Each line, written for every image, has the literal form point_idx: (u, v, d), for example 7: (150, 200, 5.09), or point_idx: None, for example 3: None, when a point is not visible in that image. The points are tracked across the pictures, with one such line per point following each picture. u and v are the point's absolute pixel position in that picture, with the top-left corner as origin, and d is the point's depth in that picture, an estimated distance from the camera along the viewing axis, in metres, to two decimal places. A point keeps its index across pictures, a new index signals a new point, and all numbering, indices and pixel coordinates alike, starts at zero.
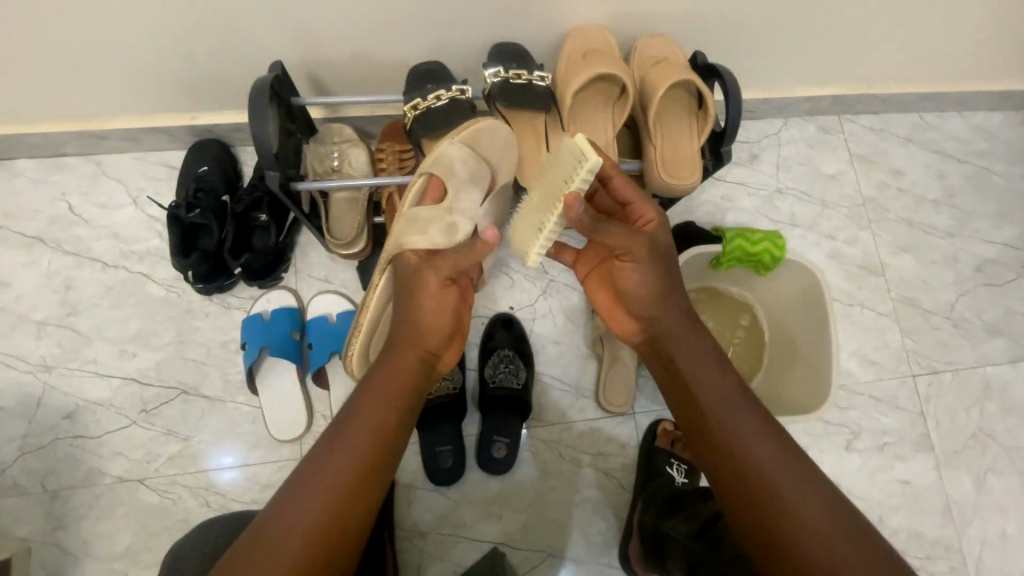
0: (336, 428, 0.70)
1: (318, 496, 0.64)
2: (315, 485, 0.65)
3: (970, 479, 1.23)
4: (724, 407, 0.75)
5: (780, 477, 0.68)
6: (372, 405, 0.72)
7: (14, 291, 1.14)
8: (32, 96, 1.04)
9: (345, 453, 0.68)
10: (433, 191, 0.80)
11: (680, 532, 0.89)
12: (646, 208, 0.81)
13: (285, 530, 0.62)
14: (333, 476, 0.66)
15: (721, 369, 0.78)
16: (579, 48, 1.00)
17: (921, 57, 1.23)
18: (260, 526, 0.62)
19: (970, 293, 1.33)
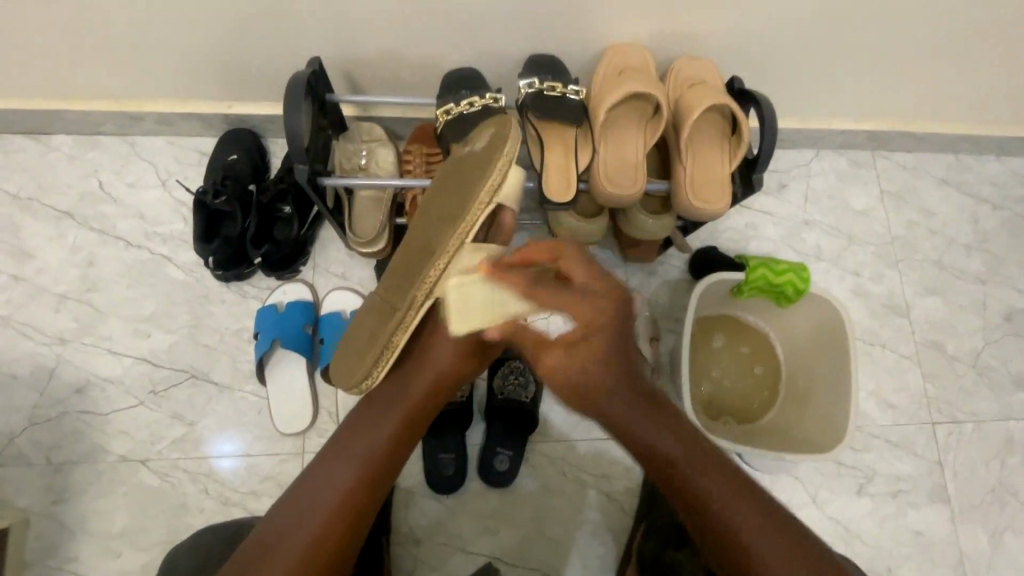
0: (348, 434, 0.77)
1: (324, 502, 0.72)
2: (313, 498, 0.72)
3: (986, 536, 1.18)
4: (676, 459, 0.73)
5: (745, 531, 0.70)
6: (382, 420, 0.77)
7: (38, 262, 1.15)
8: (76, 73, 1.06)
9: (346, 471, 0.74)
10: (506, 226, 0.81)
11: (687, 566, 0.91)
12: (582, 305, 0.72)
13: (283, 540, 0.69)
14: (332, 494, 0.72)
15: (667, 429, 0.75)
16: (615, 65, 0.99)
17: (962, 97, 1.21)
18: (264, 526, 0.70)
19: (997, 342, 1.29)
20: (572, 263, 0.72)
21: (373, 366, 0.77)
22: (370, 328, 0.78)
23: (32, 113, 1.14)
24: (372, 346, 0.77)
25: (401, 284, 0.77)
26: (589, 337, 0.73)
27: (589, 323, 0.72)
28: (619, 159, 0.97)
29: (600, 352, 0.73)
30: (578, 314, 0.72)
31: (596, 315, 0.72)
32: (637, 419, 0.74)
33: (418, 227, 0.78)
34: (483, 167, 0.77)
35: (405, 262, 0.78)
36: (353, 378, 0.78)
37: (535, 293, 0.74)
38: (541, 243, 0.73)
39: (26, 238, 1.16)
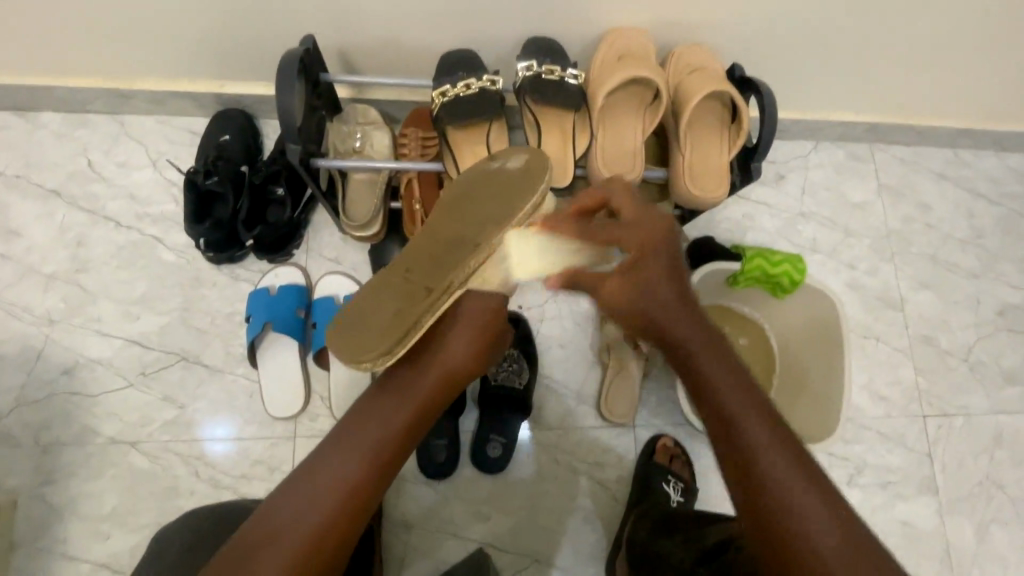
0: (353, 419, 0.72)
1: (323, 494, 0.67)
2: (311, 492, 0.67)
3: (972, 528, 1.20)
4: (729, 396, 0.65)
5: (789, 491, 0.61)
6: (392, 407, 0.72)
7: (27, 242, 1.13)
8: (63, 49, 1.04)
9: (348, 465, 0.69)
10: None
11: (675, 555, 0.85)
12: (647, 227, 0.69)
13: (279, 534, 0.64)
14: (333, 489, 0.67)
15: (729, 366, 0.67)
16: (616, 49, 0.98)
17: (962, 91, 1.20)
18: (259, 518, 0.66)
19: (989, 337, 1.30)
20: (624, 198, 0.72)
21: (395, 344, 0.73)
22: (394, 306, 0.75)
23: (19, 89, 1.12)
24: (399, 323, 0.74)
25: (433, 269, 0.76)
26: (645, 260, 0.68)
27: (649, 250, 0.68)
28: (617, 145, 0.96)
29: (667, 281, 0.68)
30: (641, 240, 0.69)
31: (660, 242, 0.68)
32: (703, 356, 0.67)
33: (451, 218, 0.78)
34: (526, 183, 0.78)
35: (436, 248, 0.78)
36: (372, 350, 0.74)
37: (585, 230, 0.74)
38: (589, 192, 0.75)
39: (14, 217, 1.14)
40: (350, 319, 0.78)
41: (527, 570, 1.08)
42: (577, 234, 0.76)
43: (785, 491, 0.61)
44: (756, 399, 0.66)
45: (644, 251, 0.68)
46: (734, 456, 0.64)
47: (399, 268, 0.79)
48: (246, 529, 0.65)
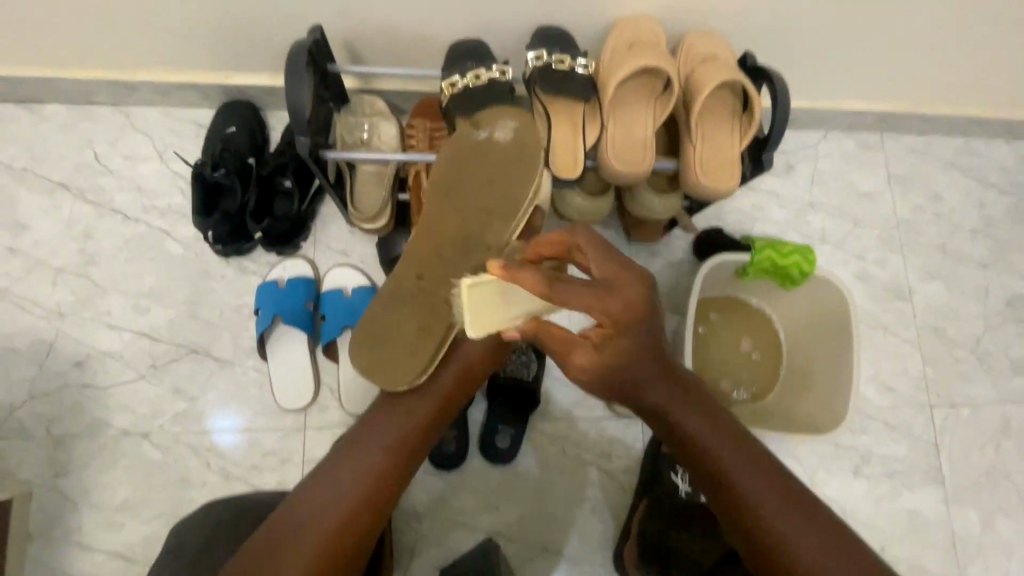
0: (377, 415, 0.74)
1: (348, 483, 0.68)
2: (337, 481, 0.68)
3: (978, 517, 1.20)
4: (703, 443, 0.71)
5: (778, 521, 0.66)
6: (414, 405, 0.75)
7: (34, 235, 1.13)
8: (68, 41, 1.03)
9: (372, 457, 0.70)
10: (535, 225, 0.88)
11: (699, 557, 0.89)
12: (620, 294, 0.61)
13: (307, 525, 0.65)
14: (359, 479, 0.68)
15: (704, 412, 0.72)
16: (626, 39, 0.96)
17: (976, 80, 1.19)
18: (287, 509, 0.66)
19: (998, 327, 1.29)
20: (591, 252, 0.63)
21: (427, 362, 0.79)
22: (418, 322, 0.82)
23: (23, 81, 1.11)
24: (427, 341, 0.80)
25: (449, 280, 0.83)
26: (618, 333, 0.64)
27: (626, 324, 0.63)
28: (627, 136, 0.95)
29: (639, 354, 0.67)
30: (612, 317, 0.62)
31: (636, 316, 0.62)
32: (674, 407, 0.72)
33: (456, 218, 0.83)
34: (521, 171, 0.83)
35: (444, 254, 0.84)
36: (408, 373, 0.79)
37: (555, 293, 0.61)
38: (551, 233, 0.66)
39: (22, 209, 1.14)
40: (377, 342, 0.83)
41: (537, 559, 1.09)
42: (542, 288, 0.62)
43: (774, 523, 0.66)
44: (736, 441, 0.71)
45: (618, 328, 0.63)
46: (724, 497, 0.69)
47: (413, 277, 0.84)
48: (273, 516, 0.66)
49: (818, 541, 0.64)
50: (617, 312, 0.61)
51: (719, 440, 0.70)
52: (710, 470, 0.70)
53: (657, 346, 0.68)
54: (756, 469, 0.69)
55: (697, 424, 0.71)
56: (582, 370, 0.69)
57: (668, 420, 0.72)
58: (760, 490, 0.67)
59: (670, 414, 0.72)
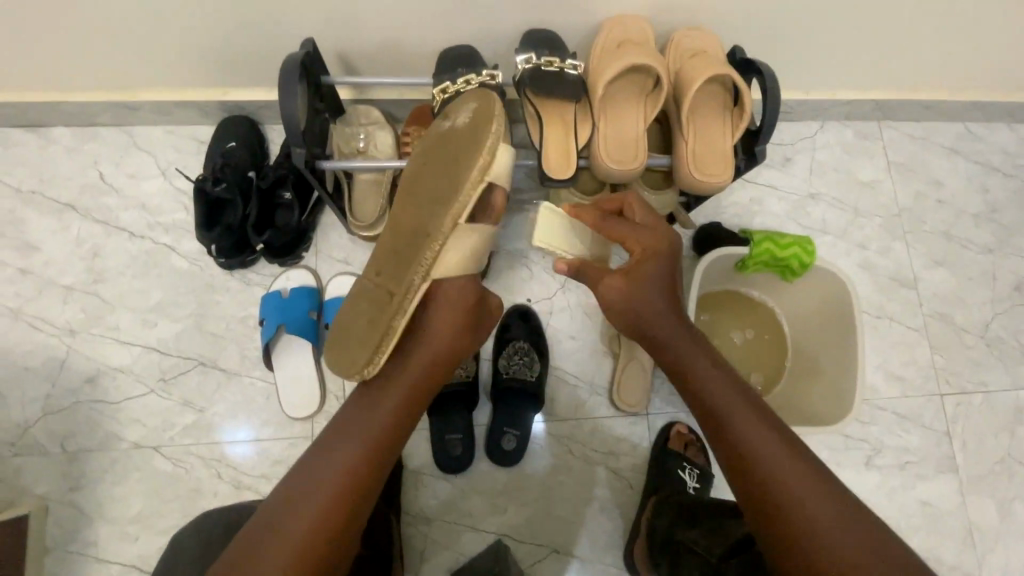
0: (355, 405, 0.74)
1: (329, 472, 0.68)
2: (318, 482, 0.67)
3: (995, 505, 1.18)
4: (723, 404, 0.72)
5: (795, 492, 0.65)
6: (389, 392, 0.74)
7: (44, 255, 1.16)
8: (69, 65, 1.06)
9: (353, 444, 0.70)
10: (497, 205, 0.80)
11: (700, 546, 0.85)
12: (655, 232, 0.80)
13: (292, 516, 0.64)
14: (341, 466, 0.68)
15: (730, 380, 0.75)
16: (613, 39, 0.97)
17: (972, 64, 1.18)
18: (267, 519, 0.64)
19: (1007, 312, 1.28)
20: (638, 207, 0.83)
21: (375, 351, 0.74)
22: (368, 315, 0.75)
23: (29, 106, 1.14)
24: (373, 332, 0.74)
25: (398, 269, 0.75)
26: (650, 258, 0.78)
27: (654, 252, 0.79)
28: (619, 134, 0.96)
29: (654, 289, 0.78)
30: (650, 244, 0.79)
31: (664, 250, 0.79)
32: (699, 370, 0.76)
33: (409, 201, 0.76)
34: (474, 143, 0.75)
35: (395, 243, 0.76)
36: (355, 363, 0.74)
37: (607, 222, 0.81)
38: (552, 214, 0.73)
39: (32, 231, 1.17)
40: (338, 339, 0.78)
41: (547, 560, 1.09)
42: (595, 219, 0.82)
43: (789, 492, 0.65)
44: (754, 406, 0.72)
45: (645, 256, 0.79)
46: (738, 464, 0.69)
47: (369, 272, 0.77)
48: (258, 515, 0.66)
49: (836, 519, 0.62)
50: (649, 242, 0.79)
51: (714, 373, 0.75)
52: (701, 399, 0.74)
53: (672, 286, 0.80)
54: (754, 417, 0.71)
55: (722, 389, 0.74)
56: (608, 298, 0.80)
57: (688, 378, 0.76)
58: (778, 459, 0.67)
59: (672, 344, 0.78)
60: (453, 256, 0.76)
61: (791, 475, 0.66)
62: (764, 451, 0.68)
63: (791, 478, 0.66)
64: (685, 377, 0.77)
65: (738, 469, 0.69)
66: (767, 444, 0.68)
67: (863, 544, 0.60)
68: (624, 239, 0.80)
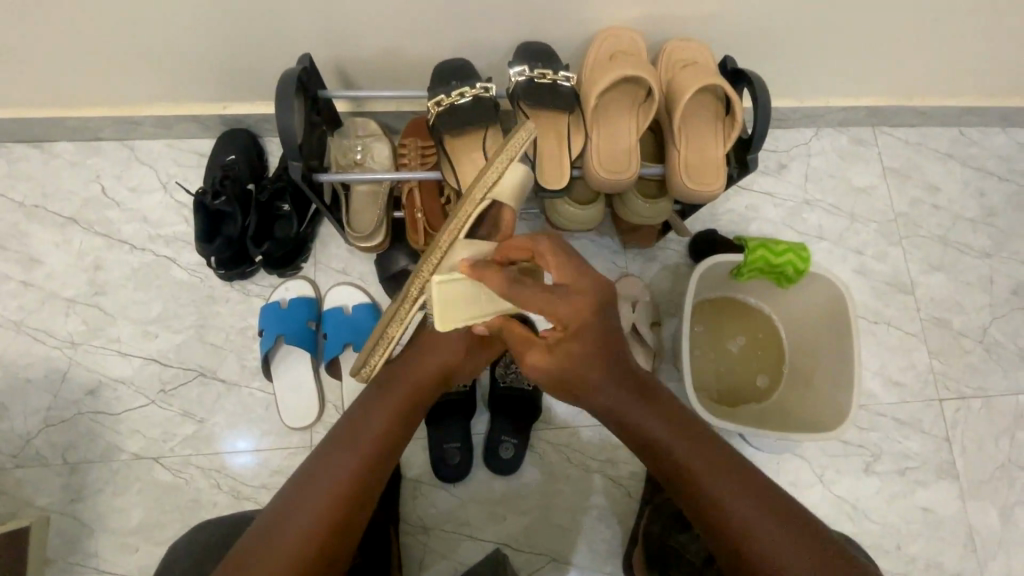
0: (351, 420, 0.75)
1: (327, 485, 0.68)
2: (316, 486, 0.68)
3: (996, 511, 1.18)
4: (669, 445, 0.71)
5: (757, 532, 0.64)
6: (386, 405, 0.76)
7: (47, 268, 1.18)
8: (72, 82, 1.08)
9: (351, 456, 0.71)
10: (504, 223, 0.81)
11: (694, 555, 0.89)
12: (559, 310, 0.67)
13: (290, 525, 0.64)
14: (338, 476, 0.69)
15: (669, 419, 0.73)
16: (606, 51, 0.99)
17: (966, 70, 1.19)
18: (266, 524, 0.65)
19: (1005, 317, 1.27)
20: (551, 258, 0.68)
21: (370, 353, 0.78)
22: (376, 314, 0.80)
23: (32, 122, 1.16)
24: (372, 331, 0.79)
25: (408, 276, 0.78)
26: (572, 336, 0.69)
27: (576, 326, 0.68)
28: (612, 144, 0.96)
29: (591, 357, 0.70)
30: (565, 321, 0.68)
31: (587, 324, 0.68)
32: (634, 415, 0.73)
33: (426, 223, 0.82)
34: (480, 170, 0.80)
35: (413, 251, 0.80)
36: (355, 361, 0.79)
37: (517, 291, 0.67)
38: (521, 239, 0.70)
39: (34, 244, 1.19)
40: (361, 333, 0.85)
41: (545, 569, 1.09)
42: (505, 287, 0.67)
43: (754, 534, 0.64)
44: (699, 443, 0.71)
45: (570, 330, 0.68)
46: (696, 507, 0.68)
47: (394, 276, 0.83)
48: (255, 528, 0.65)
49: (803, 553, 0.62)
50: (568, 317, 0.67)
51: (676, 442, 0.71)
52: (670, 464, 0.71)
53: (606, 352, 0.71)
54: (701, 453, 0.70)
55: (663, 430, 0.72)
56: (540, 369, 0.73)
57: (627, 425, 0.73)
58: (734, 495, 0.67)
59: (622, 415, 0.73)
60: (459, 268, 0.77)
61: (750, 512, 0.65)
62: (751, 520, 0.65)
63: (752, 519, 0.65)
64: (623, 422, 0.74)
65: (732, 554, 0.65)
66: (746, 506, 0.66)
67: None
68: (542, 311, 0.67)
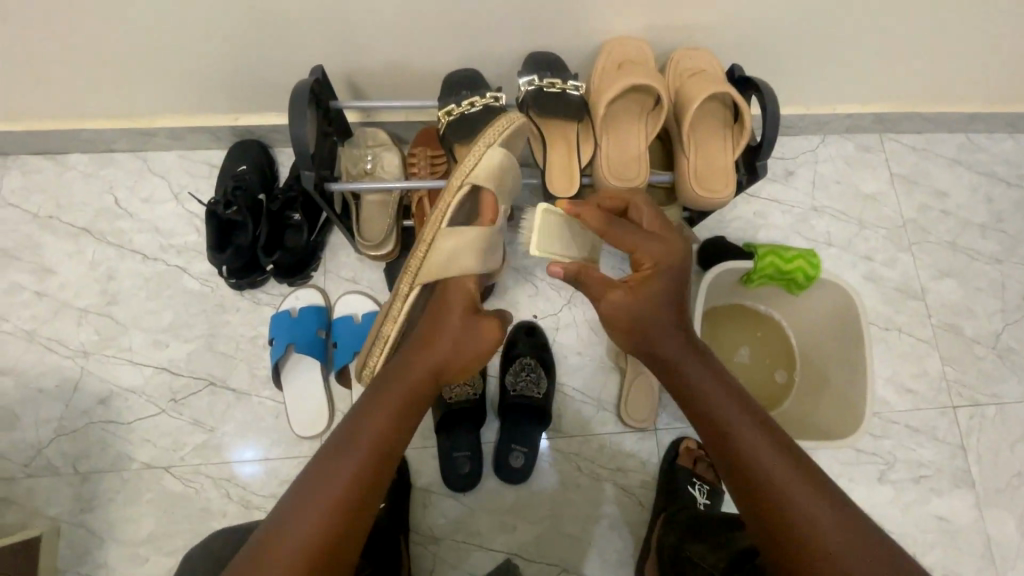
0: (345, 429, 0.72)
1: (317, 505, 0.66)
2: (315, 496, 0.66)
3: (1013, 520, 1.16)
4: (713, 396, 0.75)
5: (790, 488, 0.66)
6: (379, 411, 0.74)
7: (60, 278, 1.19)
8: (88, 96, 1.10)
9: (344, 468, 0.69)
10: (488, 207, 0.85)
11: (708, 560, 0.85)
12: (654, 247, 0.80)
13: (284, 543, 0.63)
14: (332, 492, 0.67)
15: (717, 375, 0.77)
16: (613, 61, 1.00)
17: (973, 76, 1.19)
18: (269, 530, 0.64)
19: (1017, 323, 1.27)
20: (645, 210, 0.85)
21: (369, 352, 0.86)
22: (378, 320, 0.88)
23: (47, 134, 1.18)
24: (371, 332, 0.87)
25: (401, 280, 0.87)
26: (654, 274, 0.79)
27: (664, 262, 0.79)
28: (621, 151, 0.98)
29: (664, 298, 0.79)
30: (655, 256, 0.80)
31: (672, 265, 0.80)
32: (684, 362, 0.78)
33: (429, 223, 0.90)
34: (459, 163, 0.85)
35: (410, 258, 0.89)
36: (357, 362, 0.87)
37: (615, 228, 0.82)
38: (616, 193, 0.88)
39: (47, 255, 1.20)
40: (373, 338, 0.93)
41: None
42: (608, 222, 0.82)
43: (783, 489, 0.66)
44: (742, 403, 0.75)
45: (656, 266, 0.79)
46: (729, 456, 0.71)
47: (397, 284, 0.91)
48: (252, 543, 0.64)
49: (827, 514, 0.64)
50: (660, 253, 0.80)
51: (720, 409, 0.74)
52: (709, 411, 0.75)
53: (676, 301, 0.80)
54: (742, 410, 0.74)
55: (710, 383, 0.76)
56: (611, 307, 0.80)
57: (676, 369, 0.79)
58: (767, 450, 0.70)
59: (682, 369, 0.78)
60: (440, 255, 0.82)
61: (781, 470, 0.68)
62: (787, 484, 0.67)
63: (785, 474, 0.67)
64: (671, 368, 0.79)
65: (754, 501, 0.68)
66: (778, 463, 0.68)
67: (854, 540, 0.62)
68: (635, 247, 0.81)
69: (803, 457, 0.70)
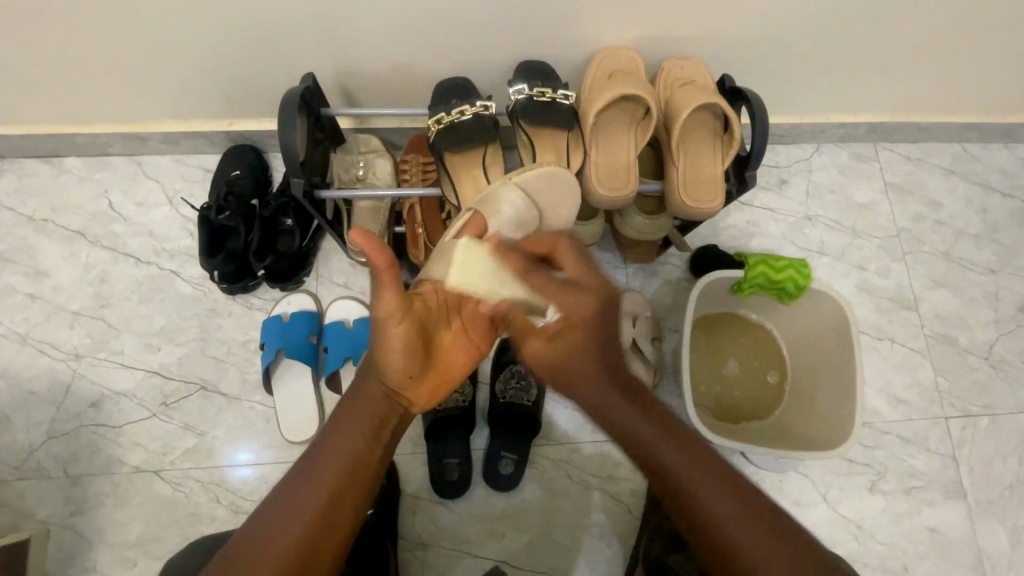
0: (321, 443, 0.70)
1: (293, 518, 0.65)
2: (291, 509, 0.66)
3: (1005, 532, 1.16)
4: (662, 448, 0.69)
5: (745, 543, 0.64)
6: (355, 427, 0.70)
7: (54, 281, 1.19)
8: (83, 101, 1.10)
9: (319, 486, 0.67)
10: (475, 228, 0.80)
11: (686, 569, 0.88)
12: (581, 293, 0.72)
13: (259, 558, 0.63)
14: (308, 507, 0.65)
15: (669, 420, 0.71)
16: (604, 69, 1.00)
17: (967, 86, 1.19)
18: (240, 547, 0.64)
19: (1010, 333, 1.26)
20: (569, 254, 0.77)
21: None
22: None
23: (43, 138, 1.18)
24: None
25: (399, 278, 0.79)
26: (571, 328, 0.72)
27: (584, 314, 0.72)
28: (610, 161, 0.98)
29: (594, 346, 0.73)
30: (575, 305, 0.72)
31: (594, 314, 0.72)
32: (626, 409, 0.72)
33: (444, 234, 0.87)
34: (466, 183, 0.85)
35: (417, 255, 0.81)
36: None
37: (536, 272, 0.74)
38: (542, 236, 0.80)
39: (41, 258, 1.20)
40: None
41: None
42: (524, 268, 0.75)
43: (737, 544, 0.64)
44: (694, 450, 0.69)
45: (578, 317, 0.72)
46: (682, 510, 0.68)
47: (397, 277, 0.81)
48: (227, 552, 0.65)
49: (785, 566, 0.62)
50: (583, 302, 0.72)
51: (699, 470, 0.67)
52: (657, 464, 0.70)
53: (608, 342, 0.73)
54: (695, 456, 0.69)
55: (657, 433, 0.70)
56: (540, 353, 0.74)
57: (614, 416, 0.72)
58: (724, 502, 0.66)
59: (644, 434, 0.71)
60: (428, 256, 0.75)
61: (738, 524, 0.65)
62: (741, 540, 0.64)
63: (742, 528, 0.65)
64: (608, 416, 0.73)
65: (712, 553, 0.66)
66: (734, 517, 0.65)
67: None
68: (557, 295, 0.72)
69: (762, 503, 0.66)
